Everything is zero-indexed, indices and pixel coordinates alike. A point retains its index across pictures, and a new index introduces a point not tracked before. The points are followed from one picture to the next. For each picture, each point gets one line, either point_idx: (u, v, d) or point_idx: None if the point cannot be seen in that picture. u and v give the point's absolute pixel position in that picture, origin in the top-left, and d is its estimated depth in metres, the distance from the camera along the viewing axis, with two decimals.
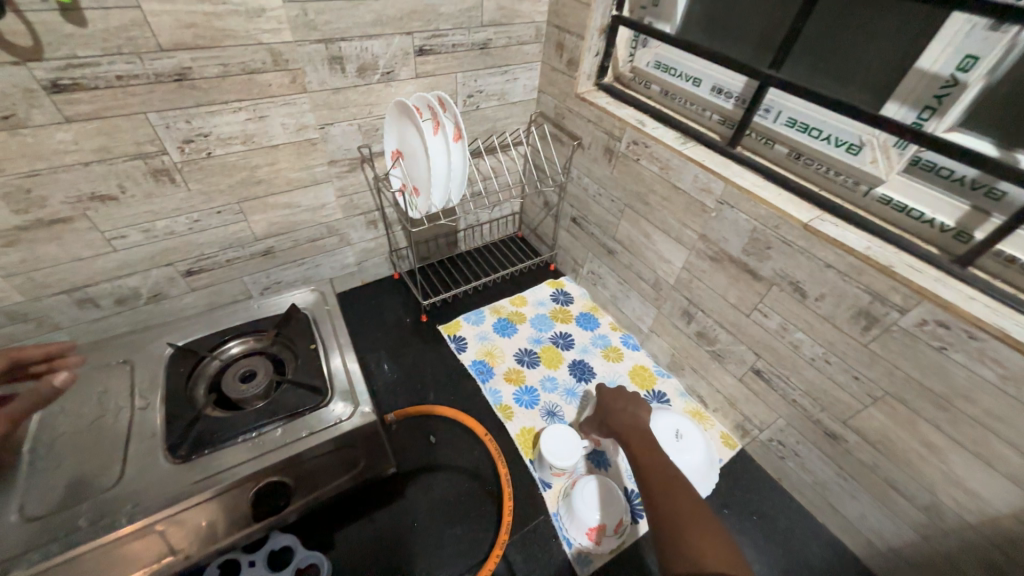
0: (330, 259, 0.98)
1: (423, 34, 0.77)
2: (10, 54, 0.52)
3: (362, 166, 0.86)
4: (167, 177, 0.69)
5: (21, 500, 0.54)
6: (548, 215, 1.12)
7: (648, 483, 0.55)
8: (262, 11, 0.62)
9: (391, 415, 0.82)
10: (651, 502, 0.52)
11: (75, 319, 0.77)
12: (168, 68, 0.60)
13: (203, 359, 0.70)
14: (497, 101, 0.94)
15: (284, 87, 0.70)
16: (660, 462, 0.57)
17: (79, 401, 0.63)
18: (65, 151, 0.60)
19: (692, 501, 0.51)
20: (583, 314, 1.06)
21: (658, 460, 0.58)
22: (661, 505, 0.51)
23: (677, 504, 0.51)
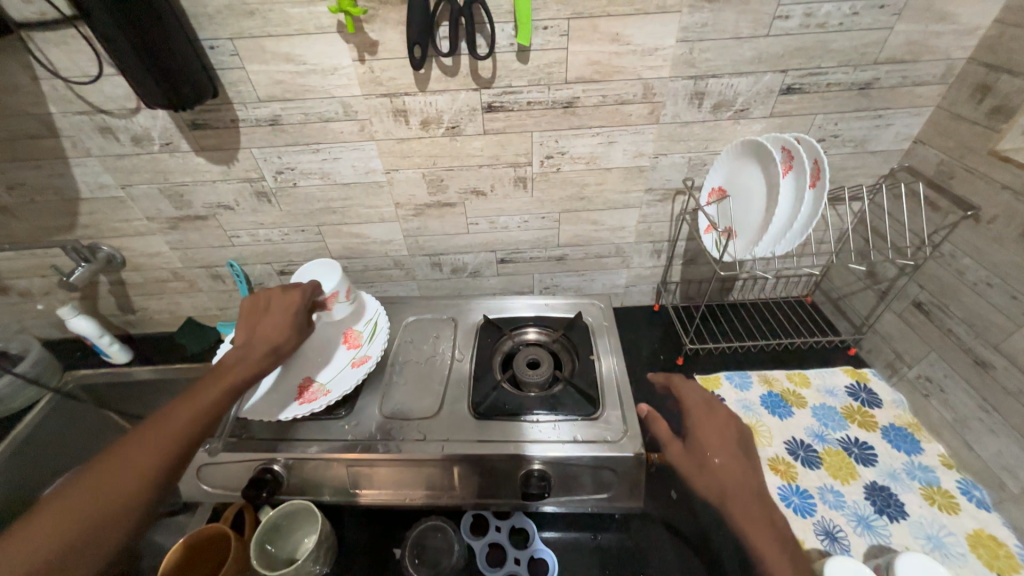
0: (604, 275, 1.02)
1: (798, 73, 0.70)
2: (476, 83, 0.70)
3: (674, 197, 0.86)
4: (524, 183, 0.83)
5: (383, 401, 0.73)
6: (867, 287, 0.90)
7: (725, 492, 0.68)
8: (655, 50, 0.67)
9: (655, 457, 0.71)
10: (724, 494, 0.67)
11: (422, 277, 1.00)
12: (563, 98, 0.72)
13: (498, 339, 0.82)
14: (852, 148, 0.80)
15: (641, 117, 0.74)
16: (723, 440, 0.72)
17: (424, 342, 0.83)
18: (473, 154, 0.78)
19: (749, 487, 0.68)
20: (893, 426, 0.81)
21: (714, 432, 0.73)
22: (734, 503, 0.67)
23: (756, 516, 0.65)
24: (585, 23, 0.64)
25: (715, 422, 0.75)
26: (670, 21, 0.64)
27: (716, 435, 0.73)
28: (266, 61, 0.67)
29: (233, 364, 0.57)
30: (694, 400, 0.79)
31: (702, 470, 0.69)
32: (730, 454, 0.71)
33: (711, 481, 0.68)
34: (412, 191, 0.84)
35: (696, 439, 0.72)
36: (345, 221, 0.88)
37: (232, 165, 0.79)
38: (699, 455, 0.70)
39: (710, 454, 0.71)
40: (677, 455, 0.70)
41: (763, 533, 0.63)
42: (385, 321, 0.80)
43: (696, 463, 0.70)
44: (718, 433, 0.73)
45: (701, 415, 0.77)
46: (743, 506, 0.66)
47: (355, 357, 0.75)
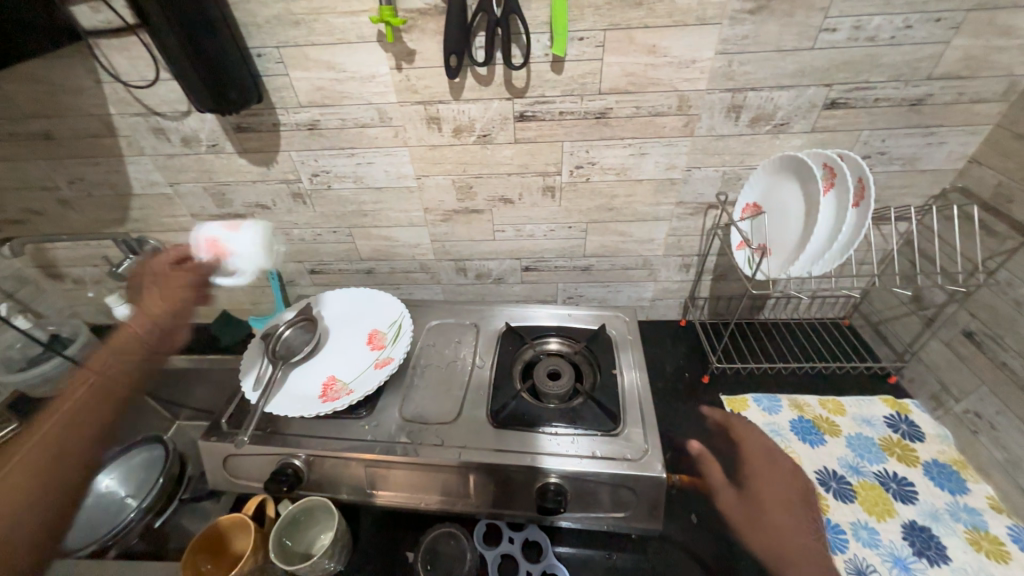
0: (629, 287, 1.00)
1: (844, 87, 0.68)
2: (509, 92, 0.70)
3: (706, 211, 0.84)
4: (552, 192, 0.83)
5: (403, 403, 0.74)
6: (911, 313, 0.86)
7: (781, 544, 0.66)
8: (693, 62, 0.66)
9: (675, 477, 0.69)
10: (779, 551, 0.65)
11: (446, 281, 1.01)
12: (595, 109, 0.72)
13: (519, 347, 0.82)
14: (900, 166, 0.76)
15: (675, 130, 0.73)
16: (776, 470, 0.76)
17: (446, 347, 0.84)
18: (503, 162, 0.79)
19: (798, 537, 0.68)
20: (937, 462, 0.76)
21: (765, 476, 0.74)
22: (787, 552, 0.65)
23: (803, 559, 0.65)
24: (621, 34, 0.64)
25: (774, 476, 0.75)
26: (709, 33, 0.63)
27: (771, 481, 0.74)
28: (308, 68, 0.70)
29: None
30: (755, 447, 0.79)
31: (755, 523, 0.67)
32: (780, 483, 0.74)
33: (758, 529, 0.67)
34: (440, 197, 0.85)
35: (753, 487, 0.72)
36: (375, 224, 0.90)
37: (271, 167, 0.82)
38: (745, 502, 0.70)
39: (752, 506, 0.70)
40: (728, 501, 0.70)
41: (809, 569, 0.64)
42: (408, 324, 0.81)
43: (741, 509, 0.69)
44: (771, 483, 0.74)
45: (759, 463, 0.76)
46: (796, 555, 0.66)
47: (378, 358, 0.76)
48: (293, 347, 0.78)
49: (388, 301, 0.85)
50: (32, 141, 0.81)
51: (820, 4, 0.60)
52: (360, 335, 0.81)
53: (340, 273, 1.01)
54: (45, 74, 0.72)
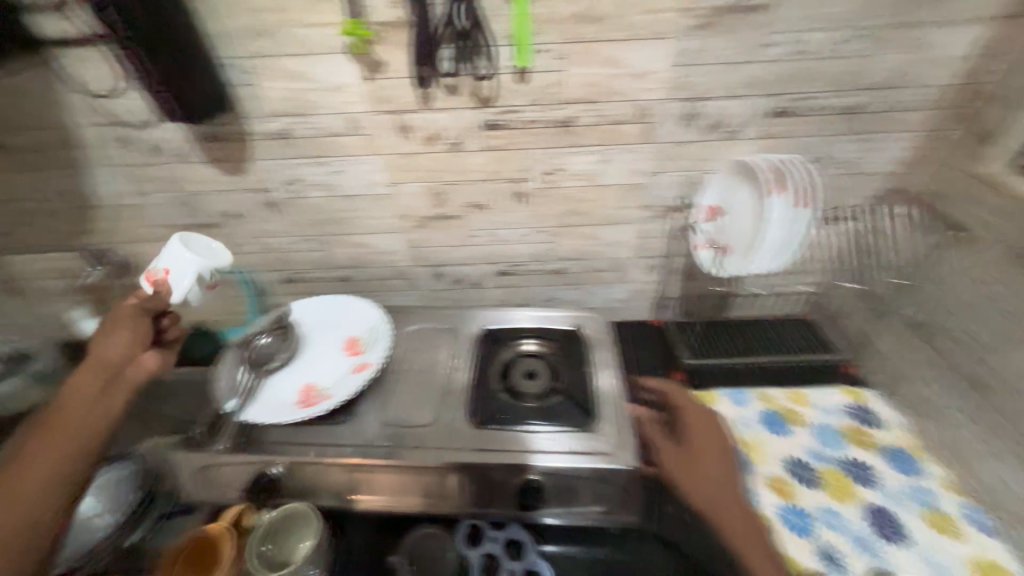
0: (602, 289, 1.03)
1: (788, 97, 0.73)
2: (478, 102, 0.73)
3: (671, 214, 0.88)
4: (523, 198, 0.85)
5: (381, 407, 0.74)
6: (863, 307, 0.91)
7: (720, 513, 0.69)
8: (649, 74, 0.70)
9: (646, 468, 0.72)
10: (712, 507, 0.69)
11: (423, 287, 1.02)
12: (560, 118, 0.75)
13: (496, 351, 0.84)
14: (844, 169, 0.82)
15: (636, 137, 0.77)
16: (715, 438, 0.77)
17: (422, 351, 0.84)
18: (475, 169, 0.81)
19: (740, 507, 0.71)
20: (901, 448, 0.77)
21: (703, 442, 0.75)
22: (727, 523, 0.68)
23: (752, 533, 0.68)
24: (581, 47, 0.68)
25: (709, 430, 0.78)
26: (662, 46, 0.68)
27: (711, 455, 0.74)
28: (280, 79, 0.71)
29: None
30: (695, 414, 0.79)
31: (688, 467, 0.70)
32: (717, 456, 0.75)
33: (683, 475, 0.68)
34: (413, 204, 0.86)
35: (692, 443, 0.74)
36: (350, 231, 0.91)
37: (243, 176, 0.82)
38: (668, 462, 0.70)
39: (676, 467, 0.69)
40: (667, 449, 0.71)
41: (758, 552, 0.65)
42: (386, 328, 0.82)
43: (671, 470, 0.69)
44: (699, 443, 0.75)
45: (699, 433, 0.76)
46: (737, 526, 0.68)
47: (356, 362, 0.77)
48: (268, 352, 0.78)
49: (366, 307, 0.86)
50: None
51: (761, 21, 0.66)
52: (337, 340, 0.81)
53: (317, 282, 1.01)
54: (7, 84, 0.71)
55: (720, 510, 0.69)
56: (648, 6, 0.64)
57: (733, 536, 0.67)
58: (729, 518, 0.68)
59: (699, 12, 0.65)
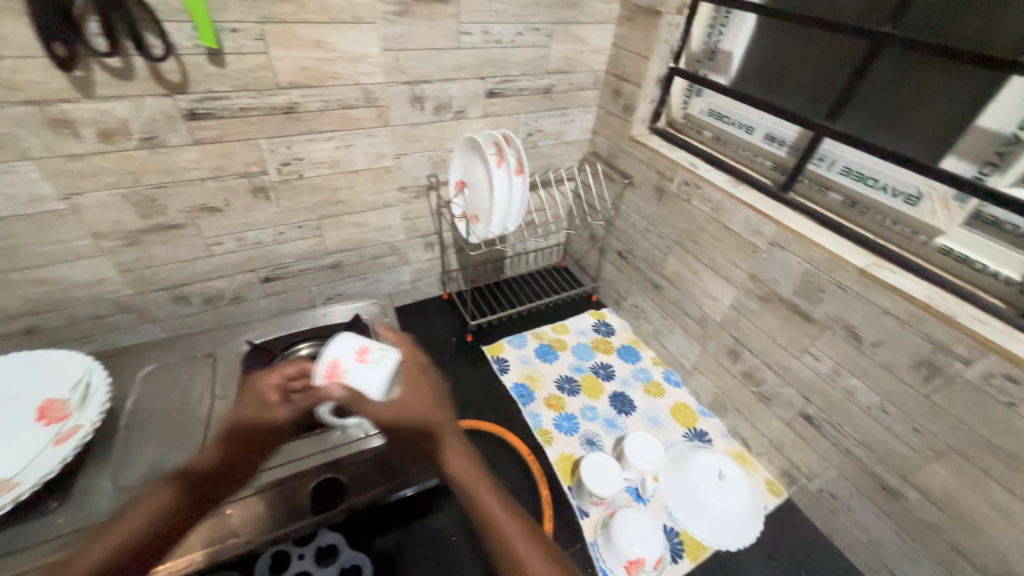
0: (387, 275, 1.04)
1: (494, 80, 0.85)
2: (164, 87, 0.62)
3: (428, 193, 0.94)
4: (264, 193, 0.78)
5: (115, 472, 0.60)
6: (593, 247, 1.16)
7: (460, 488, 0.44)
8: (364, 58, 0.72)
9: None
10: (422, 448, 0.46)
11: (166, 315, 0.85)
12: (279, 104, 0.70)
13: (268, 363, 0.76)
14: (554, 139, 1.02)
15: (371, 120, 0.79)
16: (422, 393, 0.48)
17: (170, 389, 0.71)
18: (189, 167, 0.70)
19: (513, 513, 0.43)
20: (625, 345, 1.07)
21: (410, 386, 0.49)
22: (479, 507, 0.43)
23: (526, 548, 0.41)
24: (279, 28, 0.64)
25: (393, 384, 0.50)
26: (369, 31, 0.70)
27: (420, 391, 0.48)
28: None
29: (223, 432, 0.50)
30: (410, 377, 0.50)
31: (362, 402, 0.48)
32: (435, 414, 0.47)
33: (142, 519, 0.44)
34: (113, 216, 0.70)
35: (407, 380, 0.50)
36: (16, 266, 0.68)
37: None
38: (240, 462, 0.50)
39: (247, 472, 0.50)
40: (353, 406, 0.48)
41: (513, 532, 0.42)
42: (101, 377, 0.64)
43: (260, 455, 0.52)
44: (411, 423, 0.46)
45: (406, 383, 0.49)
46: (495, 518, 0.43)
47: (57, 432, 0.58)
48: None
49: (63, 359, 0.66)
50: None
51: (452, 11, 0.74)
52: (21, 410, 0.61)
53: None
54: None
55: (470, 485, 0.43)
56: None
57: (482, 516, 0.43)
58: (470, 489, 0.43)
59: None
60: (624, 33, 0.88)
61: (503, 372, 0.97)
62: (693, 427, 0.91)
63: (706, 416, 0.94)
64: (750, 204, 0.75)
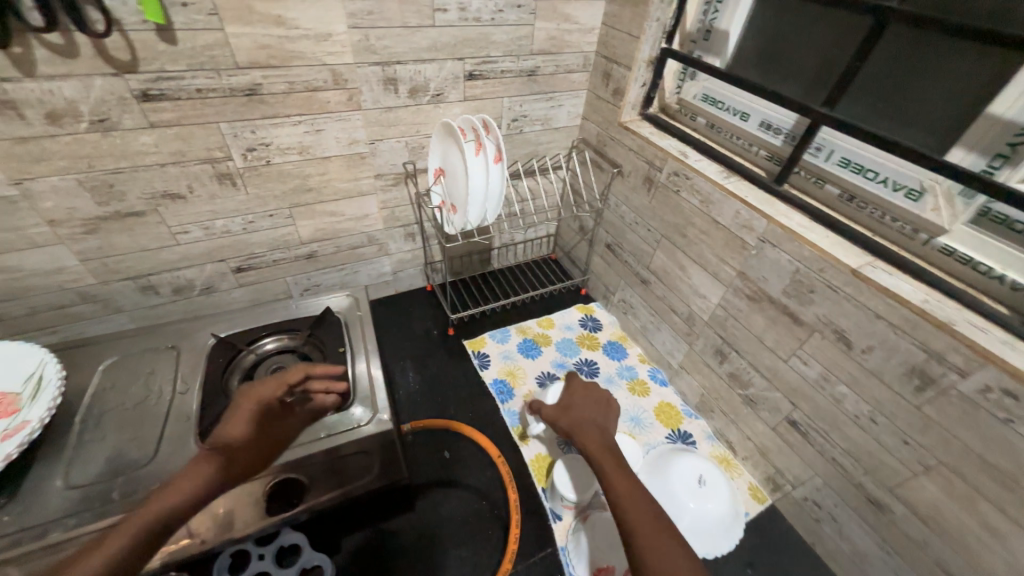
0: (367, 265, 1.01)
1: (474, 61, 0.80)
2: (110, 66, 0.58)
3: (406, 181, 0.90)
4: (230, 180, 0.75)
5: (66, 469, 0.58)
6: (582, 239, 1.12)
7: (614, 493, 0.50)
8: (329, 36, 0.67)
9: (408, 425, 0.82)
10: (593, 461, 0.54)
11: (135, 304, 0.83)
12: (239, 85, 0.66)
13: (233, 357, 0.73)
14: (541, 125, 0.97)
15: (341, 104, 0.74)
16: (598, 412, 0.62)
17: (134, 381, 0.69)
18: (147, 152, 0.67)
19: (656, 515, 0.47)
20: (610, 341, 1.04)
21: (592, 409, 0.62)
22: (625, 505, 0.48)
23: (665, 545, 0.44)
24: (234, 2, 0.60)
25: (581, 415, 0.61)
26: (333, 6, 0.65)
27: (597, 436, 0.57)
28: None
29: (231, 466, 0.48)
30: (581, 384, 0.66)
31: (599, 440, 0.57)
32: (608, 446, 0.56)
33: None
34: (70, 204, 0.67)
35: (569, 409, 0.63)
36: None
37: None
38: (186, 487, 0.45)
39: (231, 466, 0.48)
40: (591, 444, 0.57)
41: (662, 529, 0.45)
42: (54, 371, 0.62)
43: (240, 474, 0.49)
44: (591, 421, 0.61)
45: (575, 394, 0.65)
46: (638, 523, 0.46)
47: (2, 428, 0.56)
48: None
49: (17, 353, 0.64)
50: None
51: None
52: None
53: None
54: None
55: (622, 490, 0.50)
56: None
57: (627, 514, 0.47)
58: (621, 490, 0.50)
59: None
60: (614, 11, 0.82)
61: (483, 368, 0.95)
62: (677, 428, 0.88)
63: (692, 416, 0.91)
64: (740, 198, 0.70)
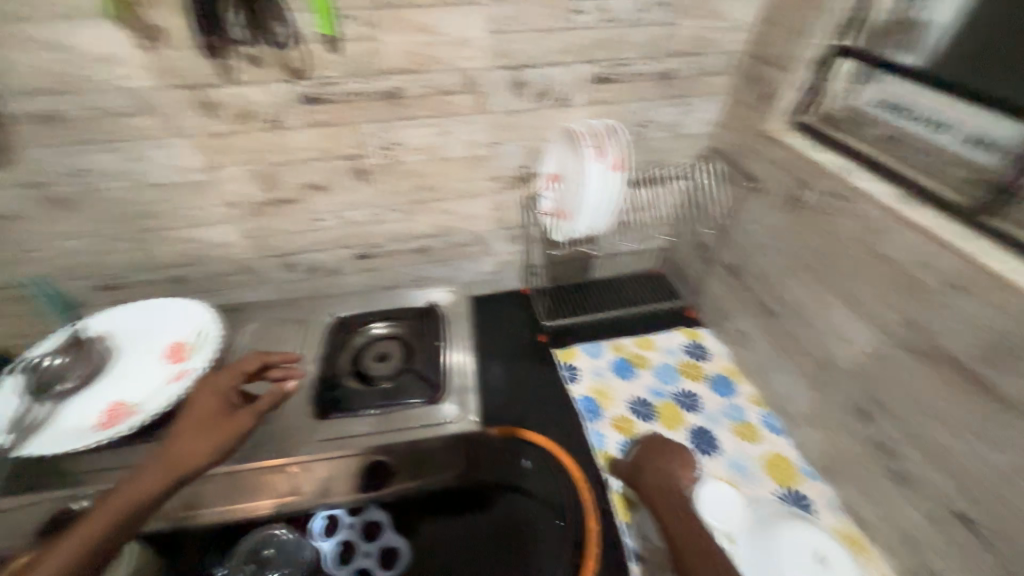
0: (472, 265, 1.03)
1: (604, 64, 0.78)
2: (286, 73, 0.67)
3: (521, 184, 0.90)
4: (365, 176, 0.81)
5: None
6: (698, 257, 1.02)
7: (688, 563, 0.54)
8: (467, 42, 0.70)
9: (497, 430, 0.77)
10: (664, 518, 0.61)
11: (280, 280, 0.95)
12: (385, 90, 0.72)
13: (347, 338, 0.80)
14: (667, 132, 0.90)
15: (470, 107, 0.77)
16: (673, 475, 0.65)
17: (269, 348, 0.79)
18: (305, 148, 0.76)
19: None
20: (718, 375, 0.93)
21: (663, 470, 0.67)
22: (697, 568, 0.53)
23: None
24: (390, 14, 0.65)
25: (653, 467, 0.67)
26: (473, 14, 0.68)
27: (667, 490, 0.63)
28: (29, 50, 0.60)
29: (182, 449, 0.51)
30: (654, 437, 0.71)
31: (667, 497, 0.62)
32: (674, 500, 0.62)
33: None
34: (244, 189, 0.79)
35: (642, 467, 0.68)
36: (171, 225, 0.80)
37: (13, 169, 0.69)
38: (140, 479, 0.48)
39: (174, 456, 0.50)
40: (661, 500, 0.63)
41: None
42: (215, 329, 0.74)
43: (188, 455, 0.50)
44: (662, 475, 0.66)
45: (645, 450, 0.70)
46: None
47: (175, 371, 0.68)
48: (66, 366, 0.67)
49: (190, 308, 0.77)
50: None
51: None
52: (158, 351, 0.72)
53: (145, 286, 0.88)
54: None
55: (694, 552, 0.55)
56: None
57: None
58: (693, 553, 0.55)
59: None
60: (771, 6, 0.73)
61: (572, 381, 0.90)
62: (795, 492, 0.75)
63: (815, 479, 0.77)
64: (922, 227, 0.56)
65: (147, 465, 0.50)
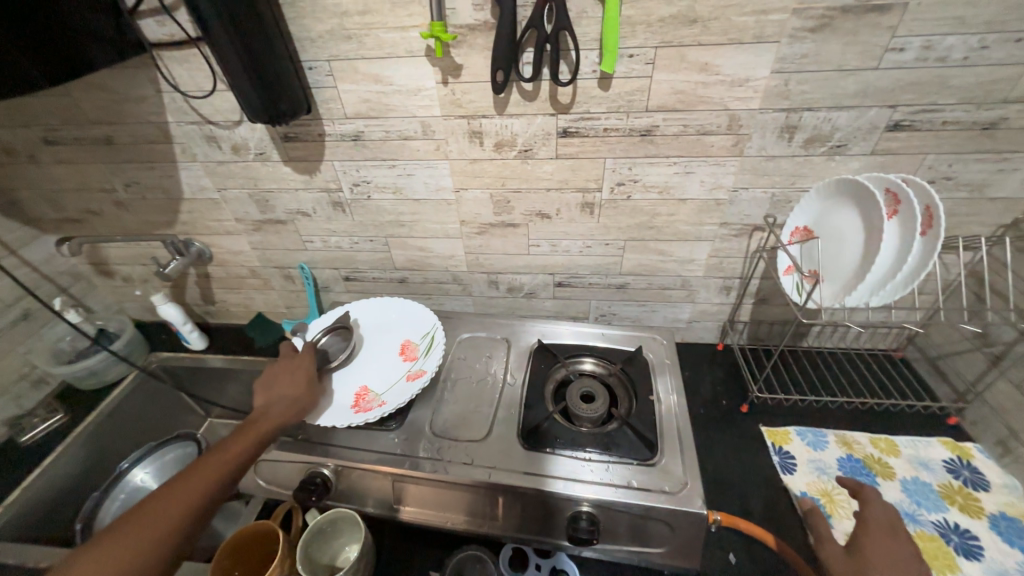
0: (665, 309, 0.96)
1: (910, 109, 0.64)
2: (552, 107, 0.69)
3: (752, 233, 0.81)
4: (590, 209, 0.81)
5: (433, 417, 0.73)
6: (977, 351, 0.81)
7: None
8: (747, 81, 0.64)
9: (718, 517, 0.65)
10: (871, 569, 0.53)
11: (479, 293, 1.00)
12: (640, 127, 0.70)
13: (550, 368, 0.80)
14: (968, 193, 0.72)
15: (724, 149, 0.71)
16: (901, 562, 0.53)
17: (478, 362, 0.82)
18: (543, 178, 0.78)
19: None
20: (1004, 516, 0.70)
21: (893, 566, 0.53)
22: None
23: None
24: (673, 51, 0.62)
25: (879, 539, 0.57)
26: (766, 51, 0.61)
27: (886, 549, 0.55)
28: (356, 81, 0.70)
29: (278, 413, 0.63)
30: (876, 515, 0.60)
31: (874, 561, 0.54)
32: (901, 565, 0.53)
33: (218, 465, 0.53)
34: (478, 210, 0.84)
35: (861, 558, 0.55)
36: (412, 234, 0.90)
37: (316, 178, 0.83)
38: (270, 415, 0.62)
39: (285, 403, 0.65)
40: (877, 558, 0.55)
41: None
42: (441, 336, 0.81)
43: (303, 397, 0.67)
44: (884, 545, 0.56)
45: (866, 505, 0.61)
46: None
47: (409, 371, 0.76)
48: (337, 352, 0.80)
49: (420, 313, 0.87)
50: (94, 146, 0.85)
51: (887, 22, 0.57)
52: (393, 348, 0.81)
53: (373, 281, 1.01)
54: (112, 84, 0.75)
55: None
56: (756, 5, 0.57)
57: None
58: None
59: (814, 13, 0.57)
60: None
61: (784, 471, 0.77)
62: None
63: None
64: None
65: (265, 405, 0.64)
